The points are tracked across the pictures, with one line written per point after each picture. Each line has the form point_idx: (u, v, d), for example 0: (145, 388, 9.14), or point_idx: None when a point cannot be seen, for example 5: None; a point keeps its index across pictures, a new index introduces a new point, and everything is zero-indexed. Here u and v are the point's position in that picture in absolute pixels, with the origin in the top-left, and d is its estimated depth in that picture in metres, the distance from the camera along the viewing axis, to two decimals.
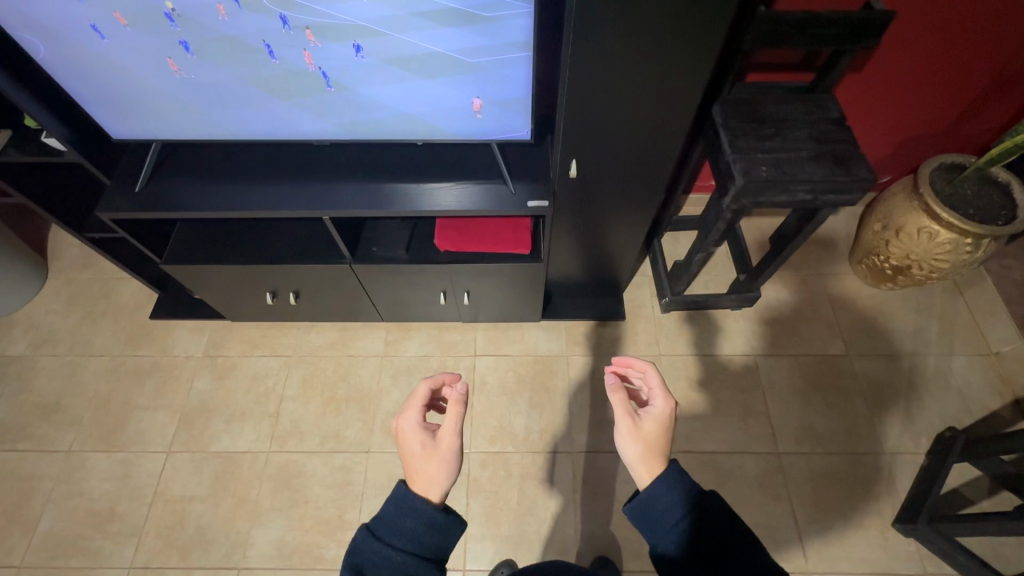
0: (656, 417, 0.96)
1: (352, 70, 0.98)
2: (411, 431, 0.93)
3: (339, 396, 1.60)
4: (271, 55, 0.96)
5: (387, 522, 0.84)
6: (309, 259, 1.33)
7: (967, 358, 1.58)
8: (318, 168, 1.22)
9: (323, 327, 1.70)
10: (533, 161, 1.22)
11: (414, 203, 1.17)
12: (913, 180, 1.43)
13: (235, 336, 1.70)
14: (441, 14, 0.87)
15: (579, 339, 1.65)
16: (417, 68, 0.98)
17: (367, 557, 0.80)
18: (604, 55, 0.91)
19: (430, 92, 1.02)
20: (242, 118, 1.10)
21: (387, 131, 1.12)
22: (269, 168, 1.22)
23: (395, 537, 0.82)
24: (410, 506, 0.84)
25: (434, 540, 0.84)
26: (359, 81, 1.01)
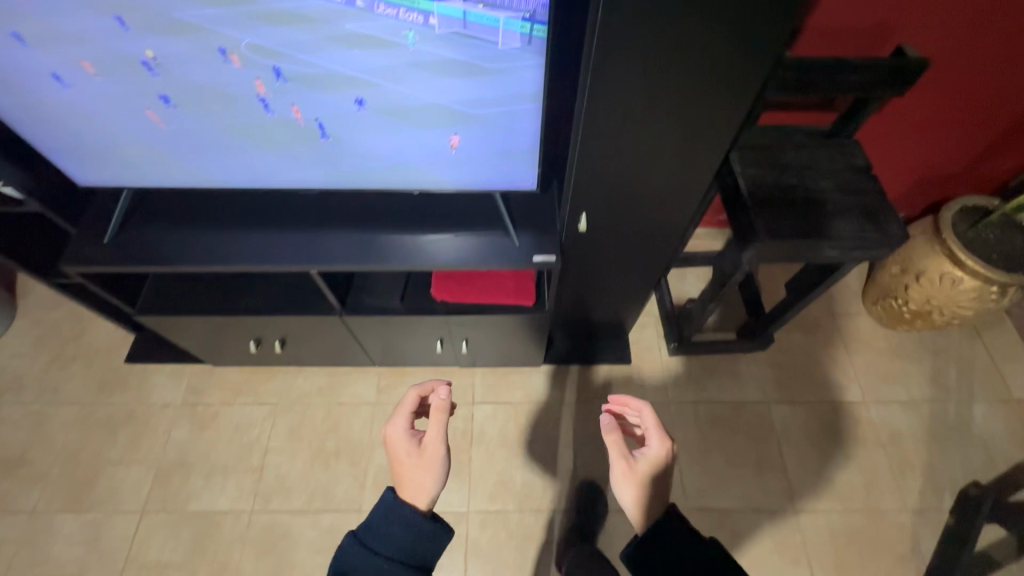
0: (648, 460, 0.88)
1: (349, 121, 0.90)
2: (400, 439, 0.97)
3: (328, 448, 1.50)
4: (267, 108, 0.87)
5: (376, 530, 0.87)
6: (295, 310, 1.23)
7: (989, 406, 1.51)
8: (308, 218, 1.13)
9: (311, 373, 1.61)
10: (538, 210, 1.14)
11: (409, 256, 1.08)
12: (935, 223, 1.36)
13: (216, 382, 1.59)
14: (443, 66, 0.78)
15: (583, 385, 1.57)
16: (419, 119, 0.89)
17: (357, 562, 0.84)
18: (622, 108, 0.84)
19: (430, 143, 0.94)
20: (225, 166, 1.00)
21: (385, 182, 1.03)
22: (254, 216, 1.12)
23: (383, 544, 0.86)
24: (398, 516, 0.88)
25: (421, 547, 0.87)
26: (356, 131, 0.92)
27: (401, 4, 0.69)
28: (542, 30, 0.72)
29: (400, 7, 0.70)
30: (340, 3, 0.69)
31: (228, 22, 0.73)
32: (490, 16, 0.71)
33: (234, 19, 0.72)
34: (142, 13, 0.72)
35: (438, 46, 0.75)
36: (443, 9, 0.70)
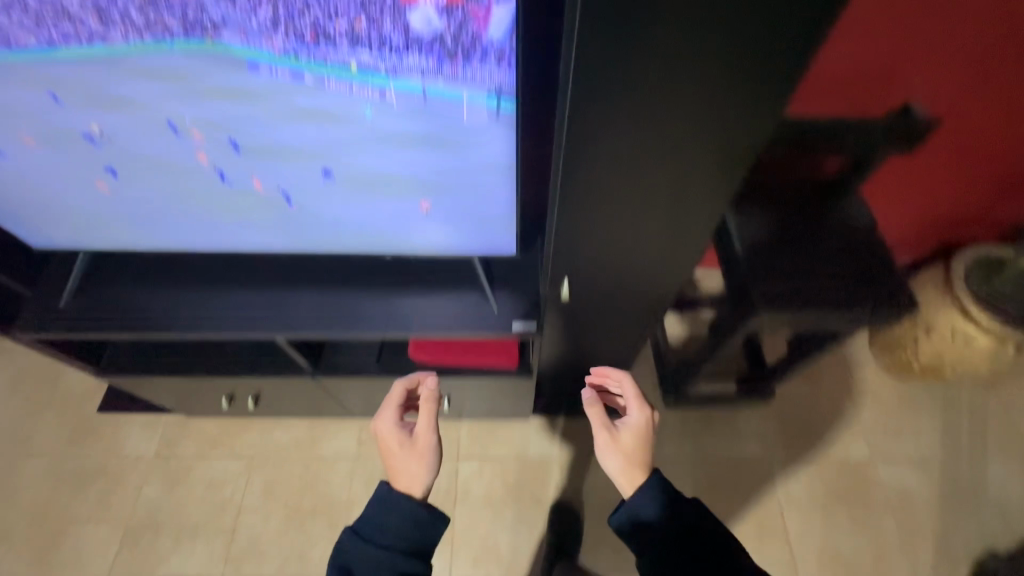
0: (632, 429, 0.92)
1: (320, 190, 0.84)
2: (389, 432, 0.94)
3: (304, 507, 1.43)
4: (224, 178, 0.82)
5: (373, 520, 0.82)
6: (266, 373, 1.17)
7: (1006, 465, 1.41)
8: (279, 278, 1.08)
9: (290, 424, 1.54)
10: (519, 269, 1.09)
11: (381, 322, 1.01)
12: (945, 273, 1.29)
13: (190, 434, 1.53)
14: (407, 137, 0.73)
15: (574, 439, 1.48)
16: (388, 186, 0.83)
17: (356, 556, 0.79)
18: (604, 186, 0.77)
19: (399, 210, 0.88)
20: (187, 231, 0.95)
21: (358, 245, 0.97)
22: (224, 277, 1.07)
23: (380, 534, 0.81)
24: (394, 506, 0.83)
25: (420, 536, 0.82)
26: (322, 199, 0.86)
27: (353, 79, 0.64)
28: (509, 105, 0.66)
29: (352, 83, 0.64)
30: (287, 79, 0.63)
31: (170, 98, 0.67)
32: (451, 91, 0.64)
33: (175, 94, 0.67)
34: (75, 89, 0.67)
35: (397, 118, 0.69)
36: (399, 85, 0.64)
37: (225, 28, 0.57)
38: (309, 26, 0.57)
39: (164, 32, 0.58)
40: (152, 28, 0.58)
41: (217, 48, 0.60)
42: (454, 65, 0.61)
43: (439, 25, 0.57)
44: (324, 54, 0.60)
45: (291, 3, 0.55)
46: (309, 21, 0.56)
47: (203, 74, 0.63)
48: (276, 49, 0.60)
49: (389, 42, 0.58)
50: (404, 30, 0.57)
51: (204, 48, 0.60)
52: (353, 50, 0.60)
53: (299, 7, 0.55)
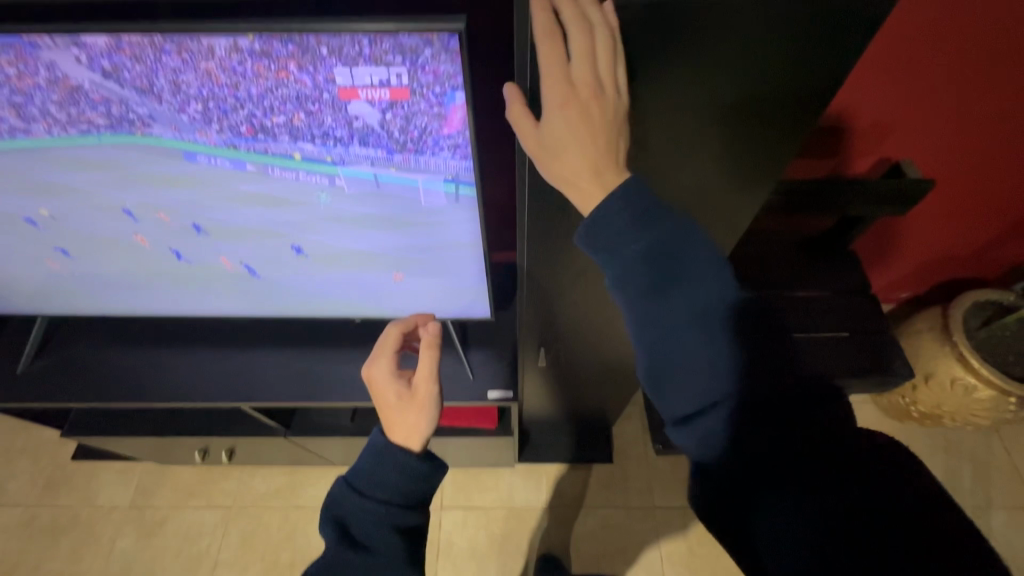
0: (550, 99, 0.50)
1: (294, 266, 0.80)
2: (384, 381, 0.74)
3: (282, 560, 1.38)
4: (178, 255, 0.78)
5: (366, 471, 0.70)
6: (240, 432, 1.15)
7: (1008, 512, 1.36)
8: (252, 340, 1.05)
9: (269, 471, 1.49)
10: (497, 329, 1.04)
11: (352, 387, 1.00)
12: (942, 320, 1.23)
13: (166, 482, 1.49)
14: (365, 220, 0.68)
15: (562, 487, 1.43)
16: (358, 260, 0.78)
17: (348, 510, 0.69)
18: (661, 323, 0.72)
19: (368, 281, 0.84)
20: (151, 298, 0.91)
21: (333, 311, 0.93)
22: (193, 340, 1.04)
23: (374, 487, 0.69)
24: (389, 456, 0.69)
25: (420, 489, 0.70)
26: (287, 270, 0.81)
27: (299, 168, 0.59)
28: (469, 190, 0.61)
29: (298, 171, 0.59)
30: (228, 169, 0.59)
31: (110, 185, 0.63)
32: (406, 178, 0.59)
33: (113, 181, 0.62)
34: (10, 178, 0.63)
35: (353, 202, 0.64)
36: (350, 173, 0.59)
37: (155, 122, 0.53)
38: (244, 120, 0.52)
39: (89, 126, 0.54)
40: (75, 122, 0.54)
41: (149, 140, 0.56)
42: (405, 154, 0.56)
43: (384, 118, 0.52)
44: (264, 146, 0.56)
45: (221, 99, 0.50)
46: (243, 115, 0.52)
47: (138, 163, 0.59)
48: (212, 141, 0.55)
49: (332, 134, 0.54)
50: (346, 123, 0.53)
51: (134, 140, 0.56)
52: (294, 142, 0.55)
53: (230, 103, 0.51)
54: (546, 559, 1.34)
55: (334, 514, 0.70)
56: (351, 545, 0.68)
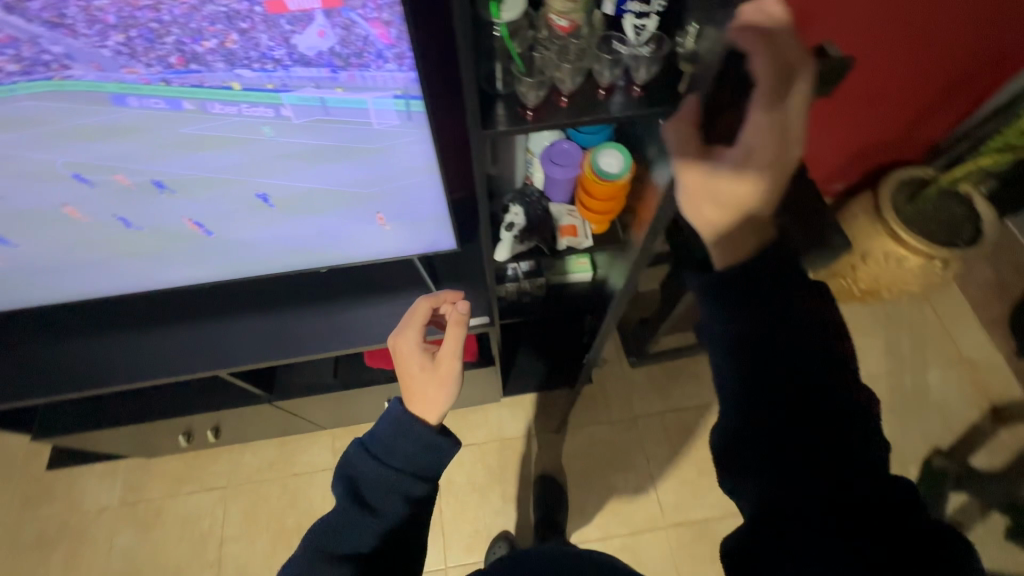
0: (741, 155, 0.56)
1: (265, 218, 0.79)
2: (409, 351, 0.83)
3: (288, 526, 1.40)
4: (126, 221, 0.76)
5: (383, 440, 0.75)
6: (224, 405, 1.14)
7: (942, 368, 1.52)
8: (220, 311, 1.04)
9: (259, 446, 1.49)
10: (465, 262, 1.06)
11: (333, 338, 1.02)
12: (874, 201, 1.33)
13: (154, 474, 1.47)
14: (322, 152, 0.67)
15: (547, 411, 1.51)
16: (324, 203, 0.77)
17: (362, 472, 0.74)
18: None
19: (333, 226, 0.83)
20: (100, 279, 0.87)
21: (304, 266, 0.92)
22: (155, 320, 1.02)
23: (388, 453, 0.74)
24: (404, 429, 0.75)
25: (429, 460, 0.76)
26: (251, 224, 0.80)
27: (242, 100, 0.57)
28: (420, 105, 0.61)
29: (240, 103, 0.57)
30: (164, 109, 0.57)
31: (35, 146, 0.59)
32: (354, 99, 0.59)
33: (39, 141, 0.59)
34: None
35: (305, 134, 0.63)
36: (295, 100, 0.58)
37: (74, 61, 0.50)
38: (173, 49, 0.50)
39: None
40: None
41: (71, 85, 0.52)
42: (350, 71, 0.55)
43: (322, 30, 0.51)
44: (200, 77, 0.54)
45: (143, 26, 0.48)
46: (171, 43, 0.50)
47: (64, 115, 0.56)
48: (142, 78, 0.53)
49: (270, 55, 0.52)
50: (284, 41, 0.51)
51: (54, 86, 0.52)
52: (231, 69, 0.53)
53: (154, 29, 0.48)
54: (542, 480, 1.41)
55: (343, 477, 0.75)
56: (357, 503, 0.72)
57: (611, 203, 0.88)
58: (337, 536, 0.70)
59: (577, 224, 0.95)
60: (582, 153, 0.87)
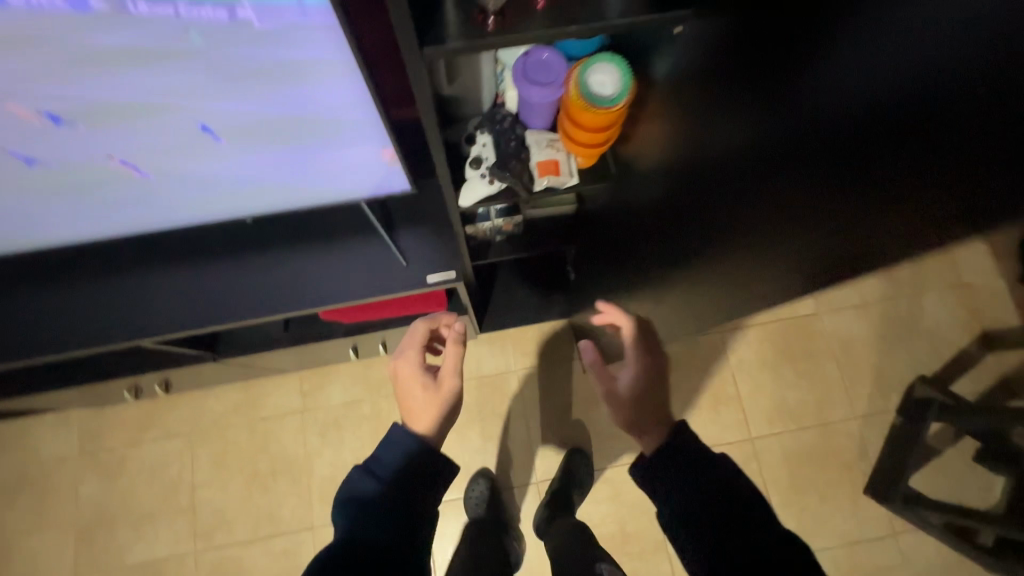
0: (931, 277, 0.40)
1: (208, 156, 0.69)
2: (410, 371, 0.88)
3: (262, 470, 1.36)
4: (32, 159, 0.65)
5: (388, 470, 0.74)
6: (167, 364, 1.02)
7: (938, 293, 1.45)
8: (155, 264, 0.91)
9: (221, 391, 1.40)
10: (422, 206, 0.90)
11: (278, 299, 0.89)
12: None
13: (112, 423, 1.38)
14: (280, 69, 0.55)
15: (528, 347, 1.43)
16: (278, 137, 0.67)
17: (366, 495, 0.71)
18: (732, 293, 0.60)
19: (288, 159, 0.73)
20: (11, 222, 0.76)
21: (258, 211, 0.84)
22: (82, 278, 0.90)
23: (391, 484, 0.73)
24: (410, 463, 0.75)
25: (428, 487, 0.76)
26: (190, 160, 0.70)
27: None
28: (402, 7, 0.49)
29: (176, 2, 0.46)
30: (67, 10, 0.45)
31: None
32: None
33: None
34: None
35: (256, 45, 0.51)
36: None
37: None
38: None
39: None
40: None
41: None
42: None
43: None
44: None
45: None
46: None
47: None
48: None
49: None
50: None
51: None
52: None
53: None
54: (579, 452, 1.34)
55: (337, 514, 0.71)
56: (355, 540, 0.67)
57: (603, 131, 0.70)
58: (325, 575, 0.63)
59: (559, 159, 0.77)
60: (567, 67, 0.68)
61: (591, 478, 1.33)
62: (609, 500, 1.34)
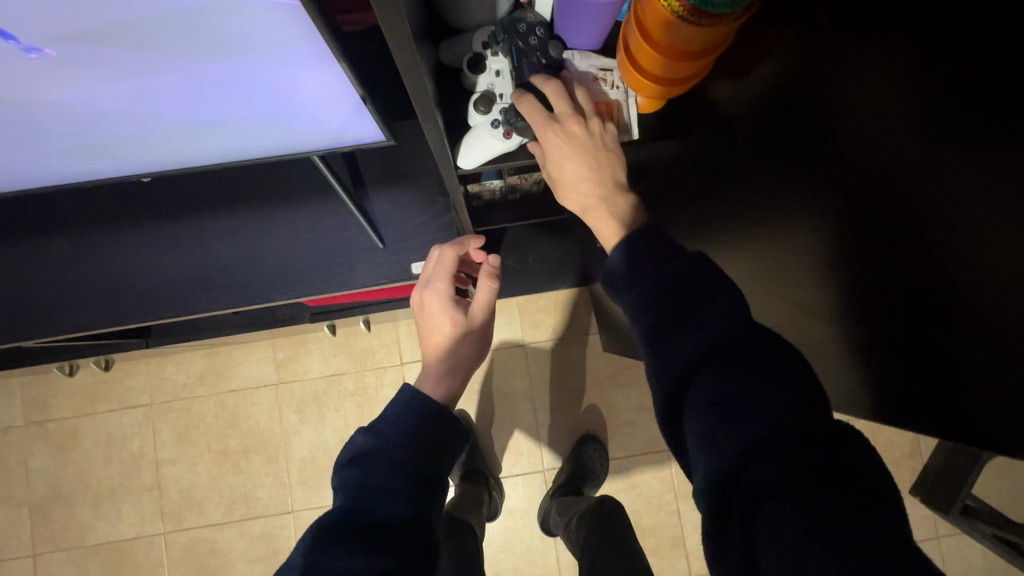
0: None
1: (40, 80, 0.44)
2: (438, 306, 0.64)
3: (233, 447, 1.20)
4: None
5: (399, 425, 0.53)
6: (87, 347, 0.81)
7: None
8: (68, 230, 0.74)
9: (181, 357, 1.21)
10: (401, 169, 0.73)
11: (231, 286, 0.74)
12: None
13: (59, 391, 1.21)
14: None
15: (539, 318, 1.21)
16: (138, 49, 0.41)
17: (365, 463, 0.50)
18: (767, 257, 0.53)
19: (180, 92, 0.48)
20: None
21: (159, 157, 0.59)
22: None
23: (409, 445, 0.52)
24: (428, 413, 0.55)
25: (437, 456, 0.53)
26: (14, 87, 0.44)
27: None
28: None
29: None
30: None
31: None
32: None
33: None
34: None
35: None
36: None
37: None
38: None
39: None
40: None
41: None
42: None
43: None
44: None
45: None
46: None
47: None
48: None
49: None
50: None
51: None
52: None
53: None
54: (587, 436, 1.20)
55: (337, 479, 0.50)
56: (357, 520, 0.46)
57: (669, 48, 0.44)
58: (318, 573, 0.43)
59: (611, 103, 0.52)
60: None
61: (604, 469, 1.17)
62: (624, 493, 1.20)
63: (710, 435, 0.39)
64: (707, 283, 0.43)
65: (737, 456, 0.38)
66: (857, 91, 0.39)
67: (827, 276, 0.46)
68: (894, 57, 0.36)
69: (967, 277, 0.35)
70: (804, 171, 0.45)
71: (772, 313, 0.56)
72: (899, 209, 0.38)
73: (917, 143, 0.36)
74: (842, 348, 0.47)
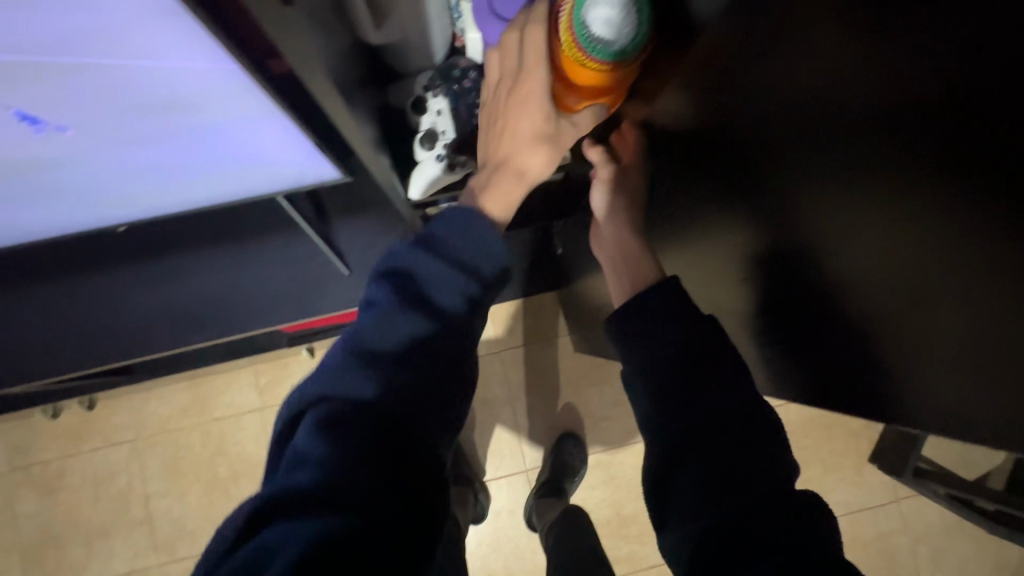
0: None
1: (29, 152, 0.48)
2: (535, 97, 0.53)
3: (222, 475, 1.23)
4: None
5: (447, 246, 0.49)
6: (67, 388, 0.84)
7: None
8: (46, 280, 0.77)
9: (164, 391, 1.24)
10: (363, 200, 0.78)
11: (209, 325, 0.78)
12: None
13: (42, 434, 1.22)
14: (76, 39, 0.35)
15: (511, 325, 1.27)
16: (115, 124, 0.46)
17: (413, 281, 0.47)
18: (711, 243, 0.56)
19: (151, 153, 0.52)
20: None
21: (135, 207, 0.63)
22: None
23: (454, 267, 0.48)
24: (478, 240, 0.50)
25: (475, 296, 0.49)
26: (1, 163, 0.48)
27: None
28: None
29: None
30: None
31: None
32: None
33: None
34: None
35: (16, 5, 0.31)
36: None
37: None
38: None
39: None
40: None
41: None
42: None
43: None
44: None
45: None
46: None
47: None
48: None
49: None
50: None
51: None
52: None
53: None
54: (566, 433, 1.25)
55: (365, 295, 0.48)
56: (398, 349, 0.46)
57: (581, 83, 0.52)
58: (355, 388, 0.44)
59: None
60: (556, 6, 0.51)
61: (583, 463, 1.22)
62: (604, 485, 1.25)
63: (690, 499, 0.50)
64: (703, 373, 0.55)
65: (711, 513, 0.48)
66: (778, 115, 0.37)
67: (800, 282, 0.44)
68: (786, 93, 0.35)
69: (940, 303, 0.33)
70: (743, 185, 0.45)
71: (740, 304, 0.57)
72: (843, 231, 0.36)
73: (826, 174, 0.35)
74: (804, 344, 0.48)
